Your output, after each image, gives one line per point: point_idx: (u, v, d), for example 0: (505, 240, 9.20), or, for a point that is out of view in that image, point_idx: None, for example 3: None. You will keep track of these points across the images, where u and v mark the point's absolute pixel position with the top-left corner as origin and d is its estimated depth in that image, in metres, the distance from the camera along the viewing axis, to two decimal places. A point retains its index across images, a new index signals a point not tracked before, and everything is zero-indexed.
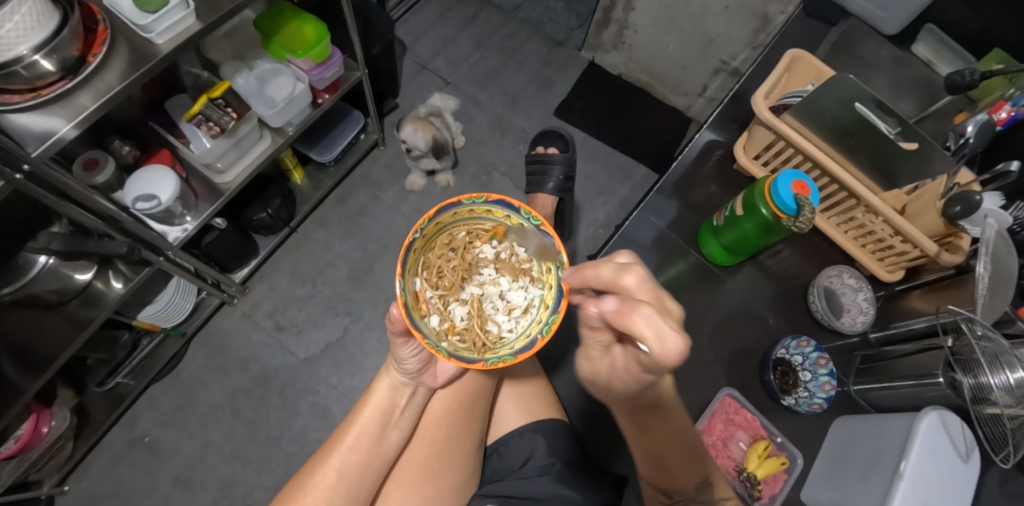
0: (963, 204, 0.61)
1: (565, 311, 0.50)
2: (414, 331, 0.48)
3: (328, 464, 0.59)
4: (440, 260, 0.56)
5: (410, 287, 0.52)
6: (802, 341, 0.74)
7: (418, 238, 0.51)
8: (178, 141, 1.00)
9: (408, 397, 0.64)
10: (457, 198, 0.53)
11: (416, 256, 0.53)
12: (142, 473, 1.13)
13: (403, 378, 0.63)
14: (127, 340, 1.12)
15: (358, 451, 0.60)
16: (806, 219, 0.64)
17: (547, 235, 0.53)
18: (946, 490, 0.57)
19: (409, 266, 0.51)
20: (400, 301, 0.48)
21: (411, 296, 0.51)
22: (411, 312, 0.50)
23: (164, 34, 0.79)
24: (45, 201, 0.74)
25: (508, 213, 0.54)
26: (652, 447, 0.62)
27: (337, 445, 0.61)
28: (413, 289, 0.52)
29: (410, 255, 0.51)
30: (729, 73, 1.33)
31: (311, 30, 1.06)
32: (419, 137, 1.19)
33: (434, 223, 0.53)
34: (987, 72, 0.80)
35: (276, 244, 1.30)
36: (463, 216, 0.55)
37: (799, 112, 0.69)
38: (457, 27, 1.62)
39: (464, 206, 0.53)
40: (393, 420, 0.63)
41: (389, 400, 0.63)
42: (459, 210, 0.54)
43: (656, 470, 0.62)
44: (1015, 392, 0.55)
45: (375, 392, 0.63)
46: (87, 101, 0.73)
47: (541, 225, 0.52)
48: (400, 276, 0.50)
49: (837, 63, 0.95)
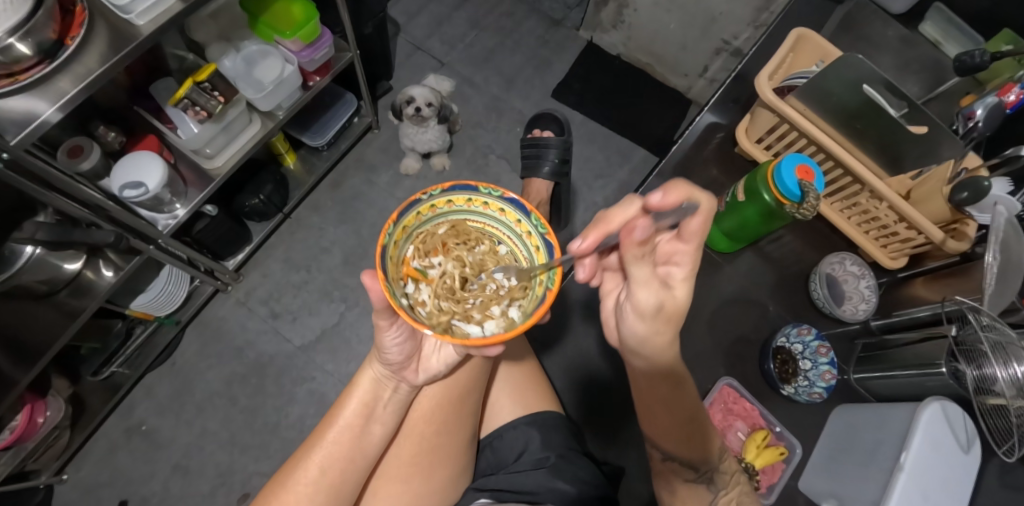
0: (971, 190, 0.60)
1: (539, 317, 0.45)
2: (379, 271, 0.45)
3: (311, 459, 0.58)
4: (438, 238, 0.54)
5: (399, 243, 0.49)
6: (802, 329, 0.74)
7: (425, 201, 0.50)
8: (165, 127, 0.97)
9: (390, 392, 0.63)
10: (476, 183, 0.51)
11: (417, 221, 0.51)
12: (140, 461, 1.13)
13: (386, 371, 0.61)
14: (120, 328, 1.11)
15: (342, 445, 0.59)
16: (811, 206, 0.61)
17: (549, 247, 0.51)
18: (947, 479, 0.57)
19: (406, 222, 0.49)
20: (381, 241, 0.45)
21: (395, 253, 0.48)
22: (389, 263, 0.47)
23: (144, 15, 0.75)
24: (29, 191, 0.72)
25: (521, 218, 0.53)
26: (677, 421, 0.59)
27: (319, 440, 0.60)
28: (400, 253, 0.50)
29: (412, 214, 0.50)
30: (731, 53, 1.29)
31: (299, 10, 1.02)
32: (427, 91, 1.20)
33: (445, 198, 0.52)
34: (998, 53, 0.77)
35: (269, 230, 1.28)
36: (475, 205, 0.53)
37: (804, 94, 0.67)
38: (452, 5, 1.57)
39: (480, 194, 0.52)
40: (376, 413, 0.62)
41: (372, 392, 0.62)
42: (476, 195, 0.52)
43: (683, 443, 0.59)
44: (1020, 383, 0.54)
45: (359, 383, 0.62)
46: (68, 85, 0.70)
47: (547, 235, 0.51)
48: (394, 224, 0.48)
49: (844, 42, 0.92)
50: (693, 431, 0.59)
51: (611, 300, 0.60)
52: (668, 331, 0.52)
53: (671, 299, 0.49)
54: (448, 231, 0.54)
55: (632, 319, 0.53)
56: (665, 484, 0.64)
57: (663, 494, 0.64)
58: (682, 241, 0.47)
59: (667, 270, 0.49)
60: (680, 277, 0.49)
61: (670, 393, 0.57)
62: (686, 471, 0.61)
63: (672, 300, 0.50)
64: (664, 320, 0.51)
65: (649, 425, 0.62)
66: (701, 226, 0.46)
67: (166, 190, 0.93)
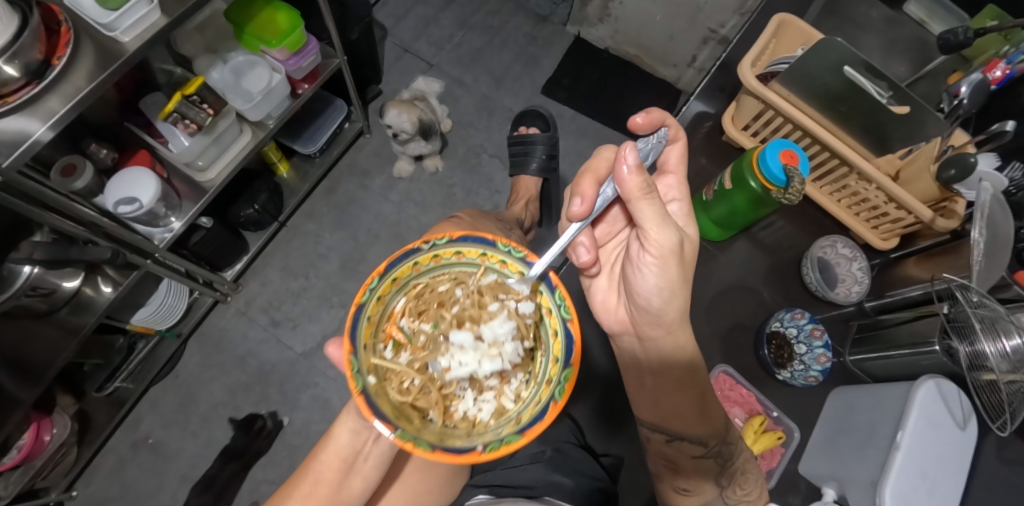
0: (958, 167, 0.60)
1: (530, 439, 0.40)
2: (347, 335, 0.42)
3: (290, 499, 0.59)
4: (436, 295, 0.49)
5: (386, 299, 0.45)
6: (795, 314, 0.74)
7: (425, 253, 0.47)
8: (156, 141, 0.97)
9: (371, 443, 0.60)
10: (493, 238, 0.48)
11: (414, 272, 0.47)
12: (148, 473, 1.14)
13: (363, 422, 0.58)
14: (122, 344, 1.11)
15: (317, 498, 0.57)
16: (796, 190, 0.62)
17: (568, 339, 0.45)
18: (943, 457, 0.58)
19: (400, 274, 0.46)
20: (357, 298, 0.42)
21: (380, 310, 0.45)
22: (363, 324, 0.43)
23: (128, 32, 0.76)
24: (25, 212, 0.73)
25: (543, 290, 0.48)
26: (695, 399, 0.59)
27: (296, 489, 0.59)
28: (390, 308, 0.46)
29: (407, 265, 0.46)
30: (718, 41, 1.29)
31: (283, 18, 1.02)
32: (404, 120, 1.17)
33: (455, 249, 0.48)
34: (981, 29, 0.77)
35: (266, 239, 1.29)
36: (491, 261, 0.49)
37: (787, 79, 0.68)
38: (438, 7, 1.57)
39: (497, 250, 0.48)
40: (356, 465, 0.59)
41: (350, 446, 0.59)
42: (493, 251, 0.49)
43: (699, 423, 0.59)
44: (1010, 358, 0.54)
45: (337, 434, 0.59)
46: (57, 105, 0.71)
47: (569, 323, 0.45)
48: (381, 277, 0.44)
49: (829, 24, 0.92)
50: (705, 408, 0.59)
51: (606, 278, 0.63)
52: (687, 286, 0.54)
53: (689, 238, 0.54)
54: (449, 288, 0.49)
55: (647, 285, 0.53)
56: (665, 463, 0.62)
57: (662, 475, 0.63)
58: (668, 174, 0.60)
59: (670, 206, 0.59)
60: (680, 213, 0.58)
61: (686, 368, 0.59)
62: (698, 452, 0.60)
63: (689, 241, 0.54)
64: (684, 272, 0.53)
65: (655, 408, 0.61)
66: (679, 152, 0.60)
67: (161, 204, 0.93)
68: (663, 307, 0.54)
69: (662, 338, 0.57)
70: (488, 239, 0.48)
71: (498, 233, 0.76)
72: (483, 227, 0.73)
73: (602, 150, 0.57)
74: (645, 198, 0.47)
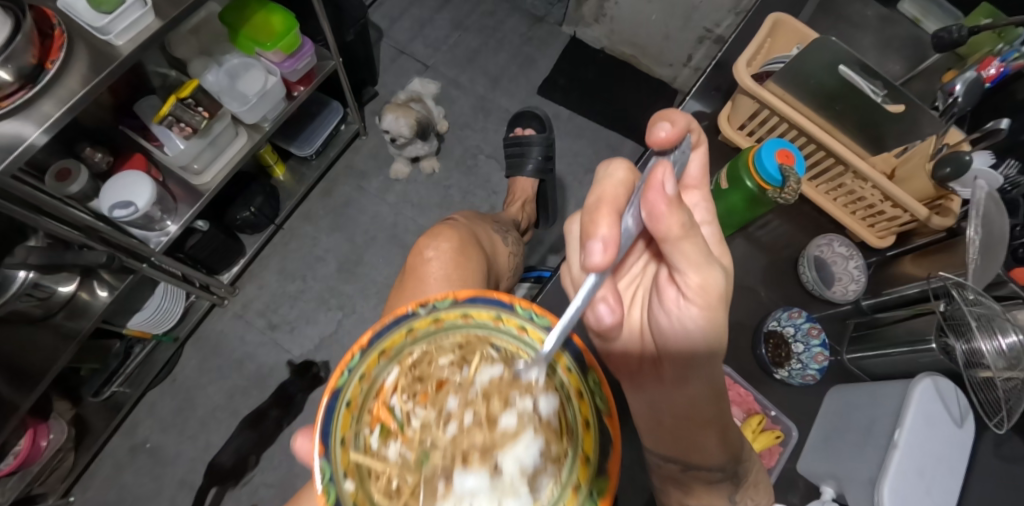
0: (953, 166, 0.60)
1: None
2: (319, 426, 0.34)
3: None
4: (438, 369, 0.40)
5: (371, 377, 0.36)
6: (793, 312, 0.74)
7: (424, 319, 0.38)
8: (151, 145, 0.96)
9: None
10: (509, 299, 0.39)
11: (409, 340, 0.38)
12: (146, 478, 1.13)
13: None
14: (119, 348, 1.11)
15: None
16: (792, 189, 0.62)
17: (603, 436, 0.35)
18: (940, 456, 0.58)
19: (390, 347, 0.38)
20: (334, 379, 0.35)
21: (365, 392, 0.36)
22: (341, 410, 0.35)
23: (122, 35, 0.76)
24: (20, 217, 0.73)
25: (571, 365, 0.39)
26: (721, 431, 0.51)
27: None
28: (379, 387, 0.37)
29: (401, 332, 0.38)
30: (713, 41, 1.29)
31: (278, 20, 1.01)
32: (402, 124, 1.18)
33: (460, 313, 0.39)
34: (974, 27, 0.77)
35: (262, 242, 1.29)
36: (506, 327, 0.39)
37: (782, 79, 0.68)
38: (433, 8, 1.57)
39: (515, 313, 0.39)
40: None
41: None
42: (508, 314, 0.39)
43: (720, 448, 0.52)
44: (1006, 355, 0.55)
45: None
46: (52, 109, 0.70)
47: (604, 414, 0.36)
48: (365, 349, 0.37)
49: (824, 24, 0.92)
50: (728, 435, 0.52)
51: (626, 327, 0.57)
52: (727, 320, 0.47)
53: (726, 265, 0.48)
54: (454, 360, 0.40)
55: (678, 320, 0.47)
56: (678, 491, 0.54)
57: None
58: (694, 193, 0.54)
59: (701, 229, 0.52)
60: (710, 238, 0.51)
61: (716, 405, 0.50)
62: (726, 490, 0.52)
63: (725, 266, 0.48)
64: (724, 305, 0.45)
65: (665, 435, 0.53)
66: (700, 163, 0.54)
67: (156, 208, 0.93)
68: (699, 347, 0.47)
69: (682, 374, 0.50)
70: (501, 300, 0.39)
71: (495, 235, 0.76)
72: (479, 228, 0.73)
73: (609, 167, 0.46)
74: (684, 232, 0.42)
